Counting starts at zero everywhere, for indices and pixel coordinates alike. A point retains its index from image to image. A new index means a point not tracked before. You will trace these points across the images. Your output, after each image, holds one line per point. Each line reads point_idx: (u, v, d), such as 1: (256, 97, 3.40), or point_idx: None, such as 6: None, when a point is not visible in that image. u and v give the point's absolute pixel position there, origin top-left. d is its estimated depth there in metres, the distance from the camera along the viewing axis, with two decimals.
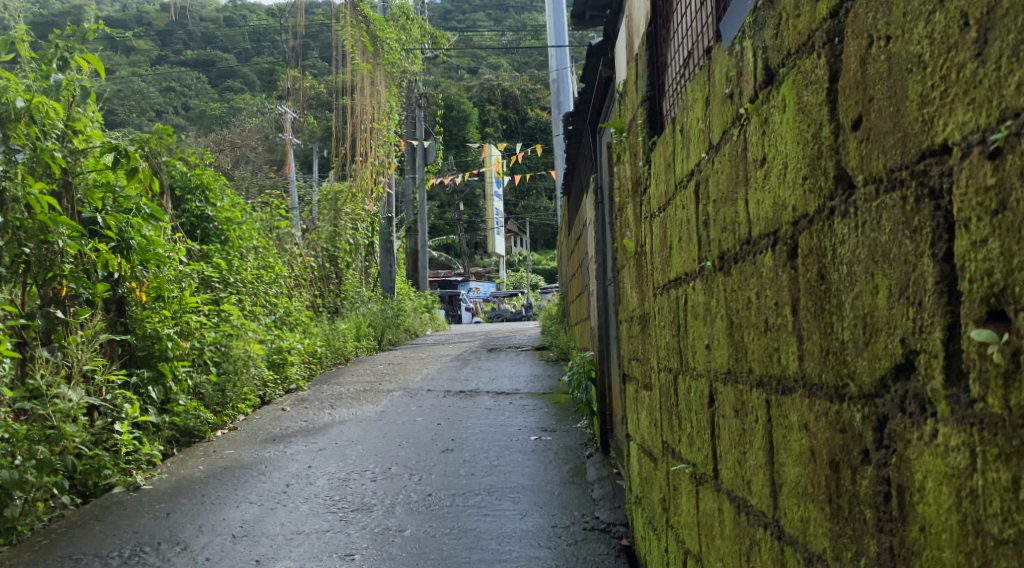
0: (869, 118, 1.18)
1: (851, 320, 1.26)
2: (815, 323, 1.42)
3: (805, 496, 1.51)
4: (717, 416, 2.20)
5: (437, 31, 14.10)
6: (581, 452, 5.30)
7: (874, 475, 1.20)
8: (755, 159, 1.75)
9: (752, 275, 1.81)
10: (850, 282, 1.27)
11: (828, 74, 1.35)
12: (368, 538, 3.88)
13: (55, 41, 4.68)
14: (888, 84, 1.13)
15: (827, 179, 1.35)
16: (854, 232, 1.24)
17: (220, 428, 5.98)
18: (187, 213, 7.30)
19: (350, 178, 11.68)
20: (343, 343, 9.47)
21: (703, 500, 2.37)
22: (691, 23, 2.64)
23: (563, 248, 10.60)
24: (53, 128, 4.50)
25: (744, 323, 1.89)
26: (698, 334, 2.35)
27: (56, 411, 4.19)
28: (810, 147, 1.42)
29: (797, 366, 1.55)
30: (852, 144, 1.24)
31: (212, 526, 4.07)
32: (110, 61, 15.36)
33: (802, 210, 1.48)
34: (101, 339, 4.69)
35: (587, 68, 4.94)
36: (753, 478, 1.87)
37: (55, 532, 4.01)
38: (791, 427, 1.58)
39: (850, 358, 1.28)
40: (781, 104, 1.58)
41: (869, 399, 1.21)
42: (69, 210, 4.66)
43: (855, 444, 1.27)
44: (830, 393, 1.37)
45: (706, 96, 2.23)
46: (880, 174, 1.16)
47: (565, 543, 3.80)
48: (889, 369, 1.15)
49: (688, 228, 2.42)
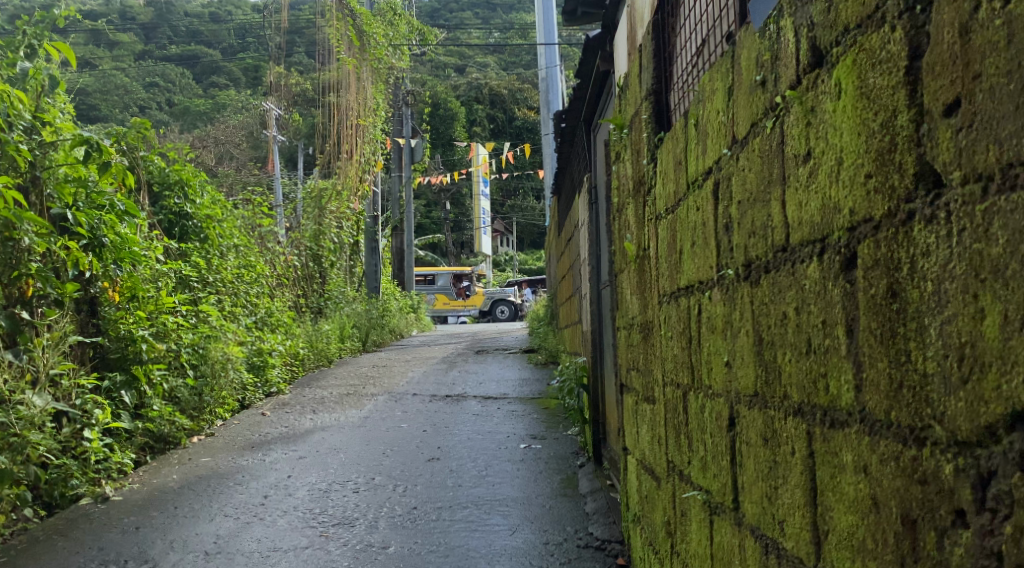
0: (975, 100, 0.99)
1: (937, 350, 1.06)
2: (881, 350, 1.19)
3: (863, 551, 1.29)
4: (739, 443, 1.97)
5: (425, 27, 13.72)
6: (573, 461, 5.07)
7: (974, 543, 1.01)
8: (796, 154, 1.52)
9: (790, 287, 1.57)
10: (935, 304, 1.06)
11: (906, 49, 1.12)
12: (349, 556, 3.62)
13: (22, 27, 4.35)
14: (1009, 57, 0.94)
15: (901, 177, 1.13)
16: (945, 243, 1.04)
17: (196, 434, 5.67)
18: (164, 210, 6.82)
19: (336, 175, 11.39)
20: (327, 344, 9.19)
21: (718, 533, 2.14)
22: (706, 8, 2.42)
23: (563, 268, 8.30)
24: (20, 118, 4.18)
25: (778, 342, 1.66)
26: (716, 348, 2.11)
27: (19, 418, 3.89)
28: (877, 138, 1.19)
29: (852, 397, 1.32)
30: (944, 136, 1.05)
31: (184, 542, 3.80)
32: (89, 54, 14.96)
33: (862, 213, 1.25)
34: (70, 341, 4.36)
35: (583, 62, 4.65)
36: (787, 519, 1.64)
37: (14, 549, 3.70)
38: (842, 467, 1.36)
39: (935, 397, 1.07)
40: (835, 90, 1.34)
41: (964, 447, 1.02)
42: (37, 206, 4.35)
43: (942, 501, 1.07)
44: (902, 434, 1.15)
45: (728, 85, 1.99)
46: (989, 170, 0.97)
47: (557, 562, 3.56)
48: (1001, 417, 0.97)
49: (704, 231, 2.18)
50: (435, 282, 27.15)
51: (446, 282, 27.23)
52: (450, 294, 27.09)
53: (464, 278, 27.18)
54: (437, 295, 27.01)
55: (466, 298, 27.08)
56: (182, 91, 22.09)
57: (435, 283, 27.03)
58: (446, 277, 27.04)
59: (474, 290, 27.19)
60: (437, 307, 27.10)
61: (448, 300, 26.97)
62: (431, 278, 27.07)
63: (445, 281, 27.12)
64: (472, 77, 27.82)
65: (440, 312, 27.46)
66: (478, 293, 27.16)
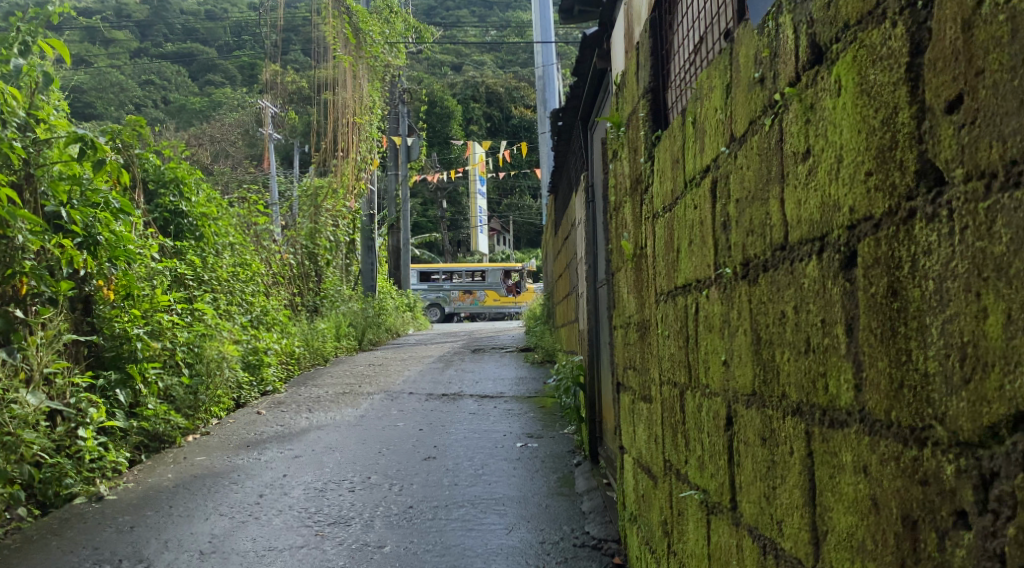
0: (978, 96, 0.98)
1: (939, 349, 1.05)
2: (881, 349, 1.18)
3: (863, 552, 1.28)
4: (737, 443, 1.96)
5: (422, 25, 13.66)
6: (569, 460, 5.06)
7: (976, 545, 1.00)
8: (795, 152, 1.51)
9: (789, 286, 1.56)
10: (936, 303, 1.05)
11: (908, 46, 1.11)
12: (344, 555, 3.60)
13: (15, 24, 4.31)
14: (1013, 52, 0.93)
15: (902, 175, 1.12)
16: (946, 241, 1.03)
17: (191, 433, 5.64)
18: (160, 208, 6.68)
19: (331, 174, 11.36)
20: (322, 343, 9.16)
21: (715, 532, 2.13)
22: (704, 5, 2.41)
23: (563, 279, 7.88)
24: (14, 115, 4.16)
25: (777, 342, 1.64)
26: (714, 347, 2.10)
27: (13, 417, 3.87)
28: (878, 136, 1.18)
29: (851, 397, 1.31)
30: (945, 133, 1.04)
31: (179, 542, 3.78)
32: (82, 52, 14.87)
33: (862, 212, 1.23)
34: (64, 339, 4.33)
35: (580, 60, 4.63)
36: (786, 519, 1.62)
37: (8, 548, 3.68)
38: (842, 468, 1.35)
39: (936, 397, 1.06)
40: (834, 86, 1.33)
41: (966, 446, 1.01)
42: (30, 204, 4.33)
43: (943, 501, 1.06)
44: (903, 434, 1.14)
45: (726, 83, 1.98)
46: (991, 167, 0.96)
47: (553, 561, 3.54)
48: (1003, 417, 0.96)
49: (701, 229, 2.17)
50: (485, 279, 26.65)
51: (496, 279, 26.62)
52: (499, 291, 26.49)
53: (515, 276, 26.53)
54: (486, 291, 26.50)
55: (516, 295, 26.50)
56: (177, 89, 22.03)
57: (483, 280, 26.52)
58: (496, 273, 26.55)
59: (525, 287, 26.64)
60: (486, 303, 26.66)
61: (498, 297, 26.51)
62: (480, 275, 26.59)
63: (494, 278, 26.62)
64: (469, 75, 27.80)
65: (490, 307, 27.00)
66: (528, 291, 26.79)
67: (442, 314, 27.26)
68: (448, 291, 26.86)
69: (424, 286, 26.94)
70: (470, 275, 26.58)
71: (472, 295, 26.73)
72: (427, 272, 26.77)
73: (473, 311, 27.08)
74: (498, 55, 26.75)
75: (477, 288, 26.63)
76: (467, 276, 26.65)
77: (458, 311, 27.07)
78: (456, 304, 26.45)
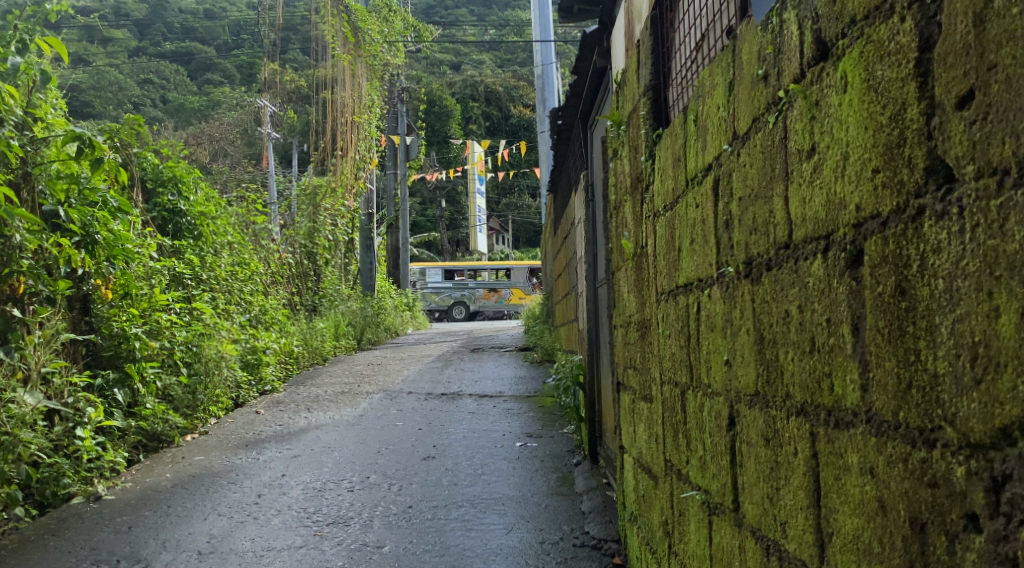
0: (989, 92, 0.96)
1: (949, 349, 1.03)
2: (888, 349, 1.17)
3: (869, 554, 1.26)
4: (739, 444, 1.94)
5: (421, 24, 13.64)
6: (568, 459, 5.04)
7: (988, 549, 0.99)
8: (800, 150, 1.49)
9: (794, 285, 1.54)
10: (946, 302, 1.03)
11: (917, 40, 1.09)
12: (343, 555, 3.58)
13: (12, 22, 4.28)
14: None
15: (911, 172, 1.10)
16: (957, 240, 1.01)
17: (190, 432, 5.62)
18: (158, 206, 6.61)
19: (330, 172, 11.33)
20: (321, 342, 9.13)
21: (717, 533, 2.11)
22: (705, 3, 2.40)
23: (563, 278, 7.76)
24: (11, 114, 4.13)
25: (781, 342, 1.63)
26: (716, 346, 2.08)
27: (10, 416, 3.84)
28: (885, 132, 1.16)
29: (857, 398, 1.29)
30: (956, 129, 1.02)
31: (177, 542, 3.76)
32: (80, 50, 14.82)
33: (869, 210, 1.21)
34: (62, 339, 4.31)
35: (580, 58, 4.61)
36: (790, 521, 1.61)
37: (5, 549, 3.66)
38: (848, 469, 1.33)
39: (946, 397, 1.05)
40: (840, 83, 1.32)
41: (977, 449, 1.00)
42: (28, 202, 4.31)
43: (953, 503, 1.04)
44: (911, 436, 1.12)
45: (728, 80, 1.96)
46: (1004, 164, 0.95)
47: (553, 561, 3.52)
48: (1016, 418, 0.94)
49: (703, 228, 2.15)
50: (509, 277, 26.70)
51: (521, 278, 26.68)
52: (525, 289, 26.55)
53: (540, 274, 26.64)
54: (511, 290, 26.53)
55: None
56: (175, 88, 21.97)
57: (509, 278, 26.58)
58: (522, 272, 26.62)
59: None
60: (512, 301, 26.71)
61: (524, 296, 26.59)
62: (506, 273, 26.62)
63: (519, 277, 26.70)
64: (468, 74, 27.77)
65: (515, 306, 27.04)
66: None
67: (465, 313, 27.18)
68: (474, 290, 26.78)
69: (449, 284, 26.83)
70: (495, 273, 26.59)
71: (497, 294, 26.76)
72: (452, 270, 26.64)
73: (498, 309, 27.07)
74: (497, 54, 26.74)
75: (503, 287, 26.64)
76: (492, 275, 26.67)
77: (482, 310, 27.04)
78: (482, 303, 26.40)
